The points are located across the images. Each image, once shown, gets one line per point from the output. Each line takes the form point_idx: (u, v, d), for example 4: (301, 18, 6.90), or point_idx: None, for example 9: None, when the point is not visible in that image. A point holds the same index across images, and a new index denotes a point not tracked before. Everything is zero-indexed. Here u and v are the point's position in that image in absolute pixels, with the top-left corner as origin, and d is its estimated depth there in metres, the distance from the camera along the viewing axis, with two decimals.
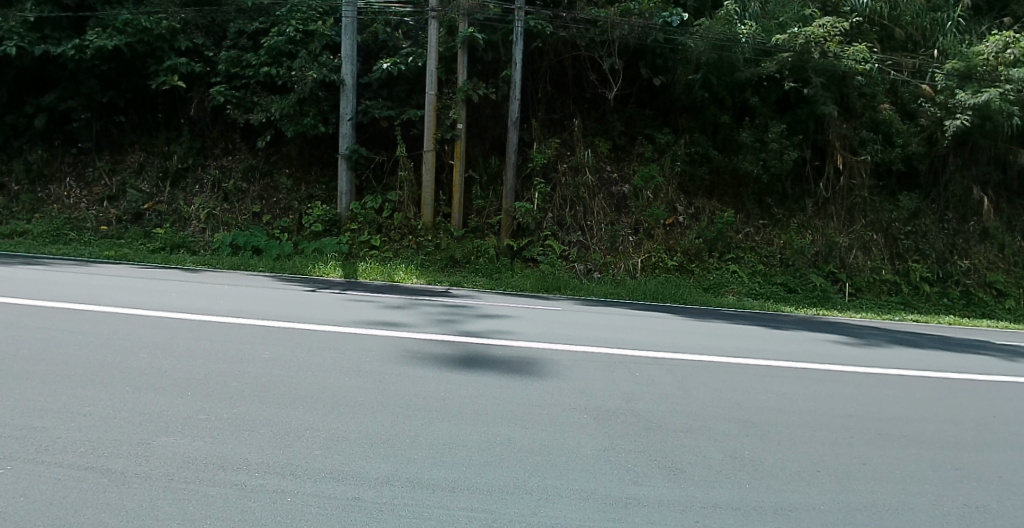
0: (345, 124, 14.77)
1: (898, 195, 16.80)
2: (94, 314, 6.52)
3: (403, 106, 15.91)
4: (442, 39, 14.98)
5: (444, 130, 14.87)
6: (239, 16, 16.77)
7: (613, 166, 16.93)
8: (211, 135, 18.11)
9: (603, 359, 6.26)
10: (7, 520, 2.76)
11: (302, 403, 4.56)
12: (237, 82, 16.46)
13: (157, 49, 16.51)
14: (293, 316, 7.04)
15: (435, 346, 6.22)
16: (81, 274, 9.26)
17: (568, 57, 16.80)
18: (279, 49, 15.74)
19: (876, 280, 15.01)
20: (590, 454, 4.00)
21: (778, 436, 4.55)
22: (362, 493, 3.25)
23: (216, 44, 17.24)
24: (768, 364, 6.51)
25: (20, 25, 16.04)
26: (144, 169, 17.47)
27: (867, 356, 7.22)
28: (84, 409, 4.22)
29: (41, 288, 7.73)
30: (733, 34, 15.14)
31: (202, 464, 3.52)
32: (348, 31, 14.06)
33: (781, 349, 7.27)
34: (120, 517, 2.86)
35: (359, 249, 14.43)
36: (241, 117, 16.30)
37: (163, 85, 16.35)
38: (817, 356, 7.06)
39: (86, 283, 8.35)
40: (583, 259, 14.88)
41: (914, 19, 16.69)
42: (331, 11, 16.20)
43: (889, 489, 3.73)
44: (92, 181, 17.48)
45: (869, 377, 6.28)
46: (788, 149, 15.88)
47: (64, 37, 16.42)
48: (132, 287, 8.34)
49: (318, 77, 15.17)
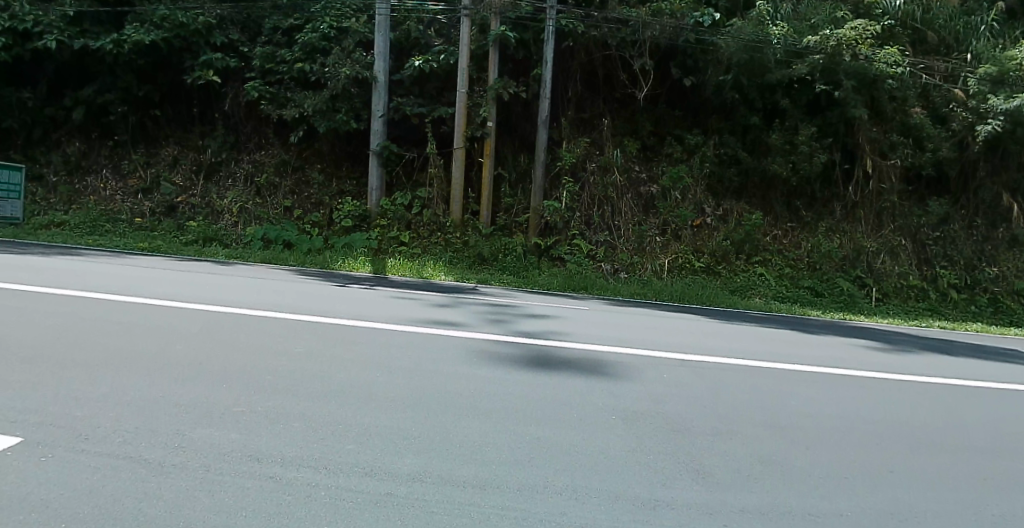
0: (377, 120, 14.78)
1: (928, 200, 16.66)
2: (135, 306, 6.55)
3: (434, 103, 15.93)
4: (474, 37, 14.90)
5: (474, 128, 14.80)
6: (275, 12, 16.85)
7: (641, 167, 16.84)
8: (245, 130, 18.30)
9: (643, 360, 6.20)
10: (52, 509, 2.84)
11: (334, 397, 4.58)
12: (272, 78, 16.56)
13: (193, 44, 16.73)
14: (331, 312, 7.05)
15: (481, 345, 6.17)
16: (121, 266, 9.32)
17: (600, 56, 16.55)
18: (314, 45, 15.92)
19: (904, 286, 14.72)
20: (621, 455, 3.97)
21: (809, 442, 4.50)
22: (394, 489, 3.28)
23: (251, 40, 17.26)
24: (809, 370, 6.42)
25: (60, 19, 16.25)
26: (178, 162, 17.74)
27: (909, 364, 7.08)
28: (122, 399, 4.29)
29: (85, 279, 7.77)
30: (765, 35, 15.01)
31: (237, 456, 3.57)
32: (381, 27, 14.09)
33: (820, 354, 7.19)
34: (158, 508, 2.92)
35: (388, 244, 14.48)
36: (275, 113, 16.31)
37: (199, 80, 16.50)
38: (861, 363, 6.92)
39: (127, 275, 8.38)
40: (610, 259, 14.81)
41: (947, 23, 16.50)
42: (365, 8, 16.34)
43: (916, 496, 3.70)
44: (128, 173, 17.69)
45: (908, 385, 6.19)
46: (818, 151, 15.79)
47: (103, 30, 16.71)
48: (172, 279, 8.34)
49: (351, 74, 15.11)
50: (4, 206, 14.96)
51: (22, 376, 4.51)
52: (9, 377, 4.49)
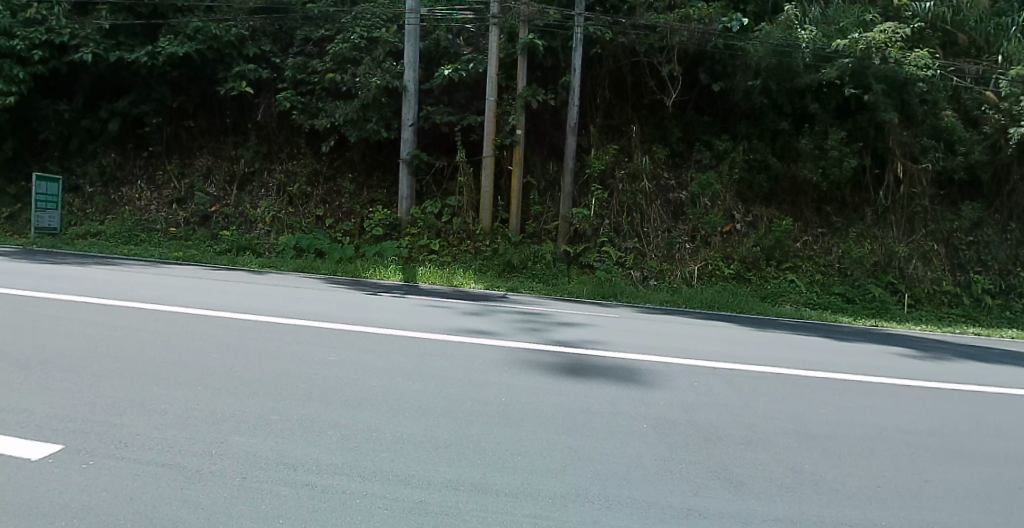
0: (408, 129, 14.85)
1: (960, 205, 16.39)
2: (175, 316, 6.63)
3: (464, 112, 16.04)
4: (503, 46, 14.94)
5: (503, 136, 14.86)
6: (306, 23, 17.08)
7: (670, 173, 16.81)
8: (277, 140, 18.38)
9: (680, 369, 6.15)
10: (94, 517, 2.87)
11: (368, 405, 4.60)
12: (304, 88, 16.72)
13: (227, 56, 17.00)
14: (366, 320, 7.08)
15: (517, 354, 6.16)
16: (159, 275, 9.44)
17: (628, 63, 16.55)
18: (344, 56, 15.97)
19: (936, 292, 14.41)
20: (653, 464, 3.94)
21: (841, 451, 4.42)
22: (428, 497, 3.28)
23: (283, 51, 17.44)
24: (849, 379, 6.33)
25: (96, 32, 16.53)
26: (212, 173, 18.00)
27: (949, 373, 6.96)
28: (159, 407, 4.34)
29: (128, 289, 7.88)
30: (793, 39, 14.83)
31: (274, 463, 3.59)
32: (410, 37, 14.16)
33: (857, 362, 7.09)
34: (199, 514, 2.95)
35: (418, 253, 14.51)
36: (307, 123, 16.47)
37: (233, 90, 16.78)
38: (900, 372, 6.82)
39: (167, 285, 8.48)
40: (640, 266, 14.78)
41: (977, 24, 16.26)
42: (395, 19, 16.48)
43: (955, 506, 3.62)
44: (162, 184, 17.98)
45: (950, 393, 6.08)
46: (848, 157, 15.65)
47: (138, 43, 16.96)
48: (210, 288, 8.43)
49: (382, 83, 15.13)
50: (43, 216, 15.27)
51: (63, 385, 4.58)
52: (50, 384, 4.57)
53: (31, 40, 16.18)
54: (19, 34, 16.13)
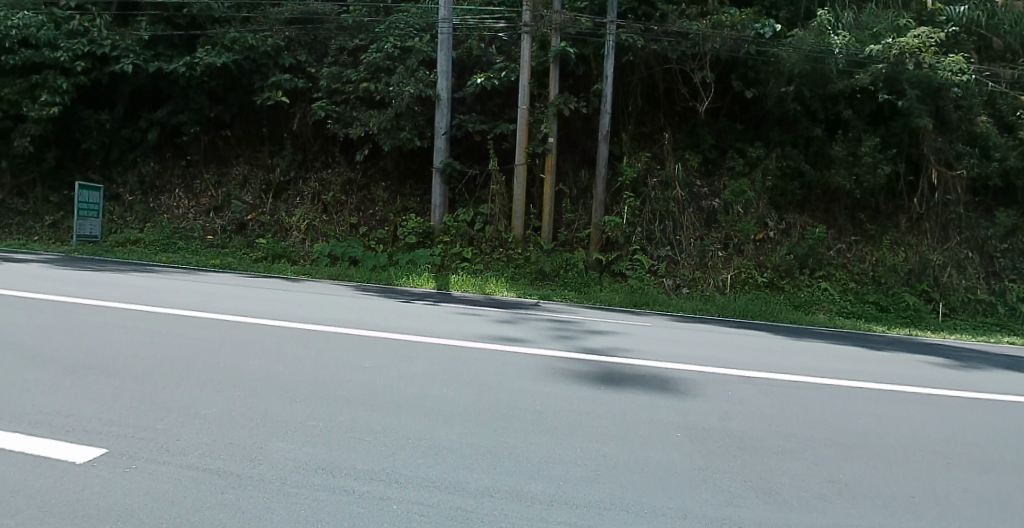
0: (440, 138, 14.90)
1: (995, 212, 16.10)
2: (216, 322, 6.71)
3: (495, 120, 16.20)
4: (534, 54, 14.94)
5: (534, 144, 14.92)
6: (341, 33, 17.27)
7: (702, 181, 16.75)
8: (311, 148, 18.56)
9: (720, 378, 6.09)
10: (138, 519, 2.91)
11: (405, 412, 4.61)
12: (338, 98, 16.79)
13: (262, 65, 17.23)
14: (405, 328, 7.12)
15: (556, 362, 6.15)
16: (200, 283, 9.58)
17: (660, 70, 16.46)
18: (378, 65, 16.03)
19: (971, 300, 14.10)
20: (690, 474, 3.89)
21: (879, 461, 4.34)
22: (465, 503, 3.29)
23: (318, 60, 17.61)
24: (892, 389, 6.22)
25: (136, 43, 16.84)
26: (248, 181, 18.24)
27: (994, 383, 6.81)
28: (202, 412, 4.39)
29: (171, 296, 8.02)
30: (826, 45, 14.64)
31: (313, 469, 3.61)
32: (443, 46, 14.24)
33: (899, 372, 6.97)
34: (240, 518, 2.98)
35: (451, 260, 14.59)
36: (341, 132, 16.55)
37: (268, 100, 17.01)
38: (943, 382, 6.69)
39: (209, 292, 8.62)
40: (672, 274, 14.75)
41: (1014, 28, 15.92)
42: (426, 28, 16.55)
43: (998, 517, 3.53)
44: (199, 192, 18.31)
45: (998, 405, 5.95)
46: (882, 164, 15.43)
47: (176, 54, 17.26)
48: (249, 295, 8.53)
49: (415, 92, 15.20)
50: (85, 224, 15.57)
51: (105, 389, 4.66)
52: (94, 388, 4.65)
53: (74, 51, 16.50)
54: (62, 45, 16.45)
